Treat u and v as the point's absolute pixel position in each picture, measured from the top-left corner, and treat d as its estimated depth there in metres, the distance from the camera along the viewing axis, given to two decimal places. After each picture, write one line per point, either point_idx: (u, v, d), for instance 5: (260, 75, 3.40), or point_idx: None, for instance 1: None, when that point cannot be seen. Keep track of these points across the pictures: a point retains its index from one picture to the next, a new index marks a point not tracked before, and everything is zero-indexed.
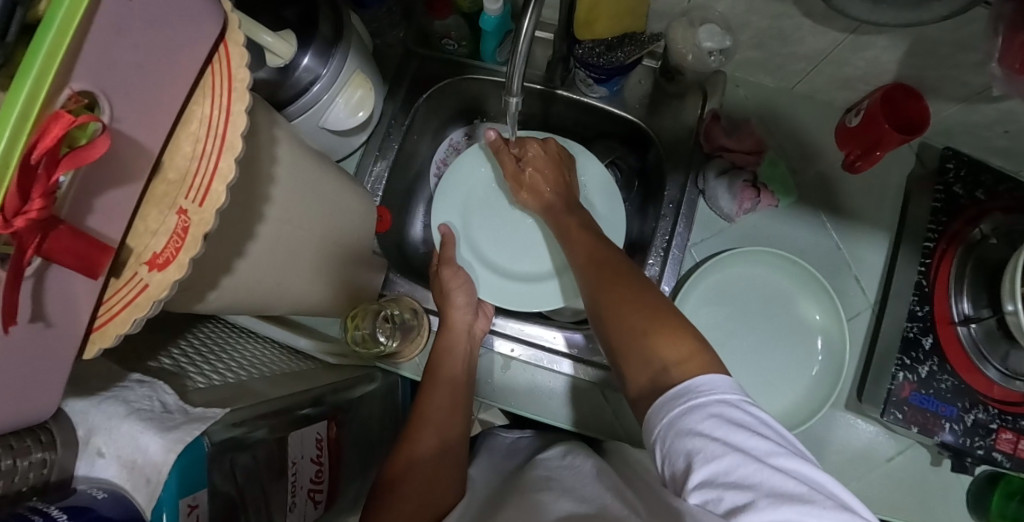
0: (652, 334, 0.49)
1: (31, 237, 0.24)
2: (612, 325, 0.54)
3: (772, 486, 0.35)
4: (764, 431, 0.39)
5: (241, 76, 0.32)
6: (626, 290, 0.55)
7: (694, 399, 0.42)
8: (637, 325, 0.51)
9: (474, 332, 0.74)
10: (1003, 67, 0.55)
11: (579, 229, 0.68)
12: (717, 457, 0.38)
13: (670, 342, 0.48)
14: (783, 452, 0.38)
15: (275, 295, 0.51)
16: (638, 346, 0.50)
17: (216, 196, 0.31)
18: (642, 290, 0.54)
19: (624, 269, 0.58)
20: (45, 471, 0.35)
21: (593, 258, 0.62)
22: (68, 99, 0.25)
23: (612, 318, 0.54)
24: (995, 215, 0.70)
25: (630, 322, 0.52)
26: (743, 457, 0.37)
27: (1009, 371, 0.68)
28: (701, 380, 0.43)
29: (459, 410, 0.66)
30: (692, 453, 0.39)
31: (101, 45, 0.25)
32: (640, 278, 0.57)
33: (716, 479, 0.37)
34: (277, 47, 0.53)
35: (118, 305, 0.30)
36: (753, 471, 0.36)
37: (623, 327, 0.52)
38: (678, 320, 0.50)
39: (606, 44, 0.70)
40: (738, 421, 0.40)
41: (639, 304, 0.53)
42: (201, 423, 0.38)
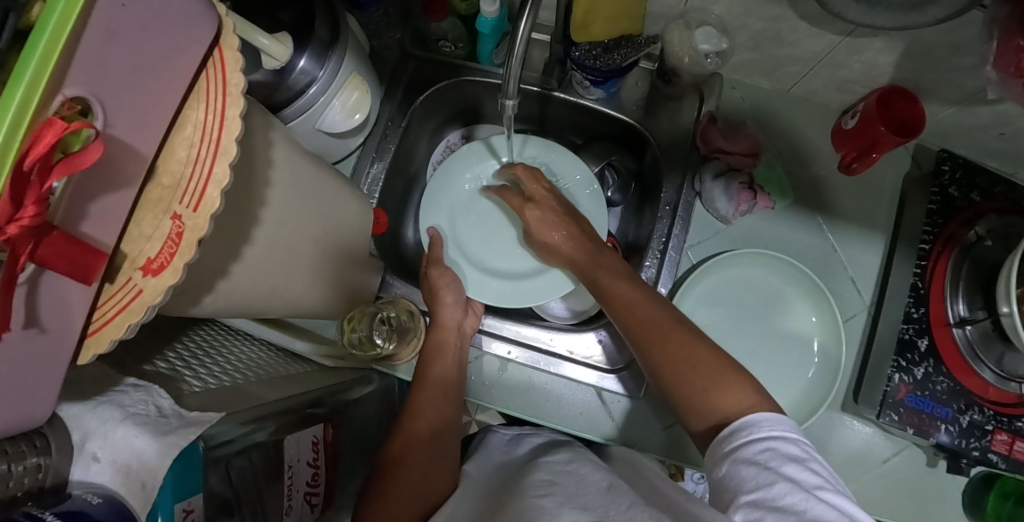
0: (709, 386, 0.51)
1: (25, 244, 0.24)
2: (666, 380, 0.55)
3: (816, 514, 0.37)
4: (816, 469, 0.41)
5: (236, 80, 0.32)
6: (675, 337, 0.56)
7: (751, 434, 0.45)
8: (694, 382, 0.52)
9: (464, 329, 0.74)
10: (998, 71, 0.55)
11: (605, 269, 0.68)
12: (767, 483, 0.40)
13: (727, 394, 0.50)
14: (831, 489, 0.40)
15: (271, 298, 0.51)
16: (698, 399, 0.52)
17: (211, 201, 0.31)
18: (690, 334, 0.56)
19: (666, 313, 0.59)
20: (40, 476, 0.34)
21: (626, 298, 0.63)
22: (61, 105, 0.25)
23: (665, 369, 0.55)
24: (990, 217, 0.70)
25: (686, 380, 0.53)
26: (791, 486, 0.40)
27: (1004, 372, 0.68)
28: (755, 419, 0.46)
29: (450, 400, 0.68)
30: (743, 478, 0.42)
31: (94, 50, 0.25)
32: (681, 320, 0.58)
33: (762, 502, 0.40)
34: (273, 49, 0.53)
35: (113, 311, 0.30)
36: (799, 499, 0.39)
37: (680, 384, 0.53)
38: (732, 368, 0.52)
39: (603, 46, 0.69)
40: (792, 455, 0.42)
41: (691, 353, 0.54)
42: (197, 428, 0.38)
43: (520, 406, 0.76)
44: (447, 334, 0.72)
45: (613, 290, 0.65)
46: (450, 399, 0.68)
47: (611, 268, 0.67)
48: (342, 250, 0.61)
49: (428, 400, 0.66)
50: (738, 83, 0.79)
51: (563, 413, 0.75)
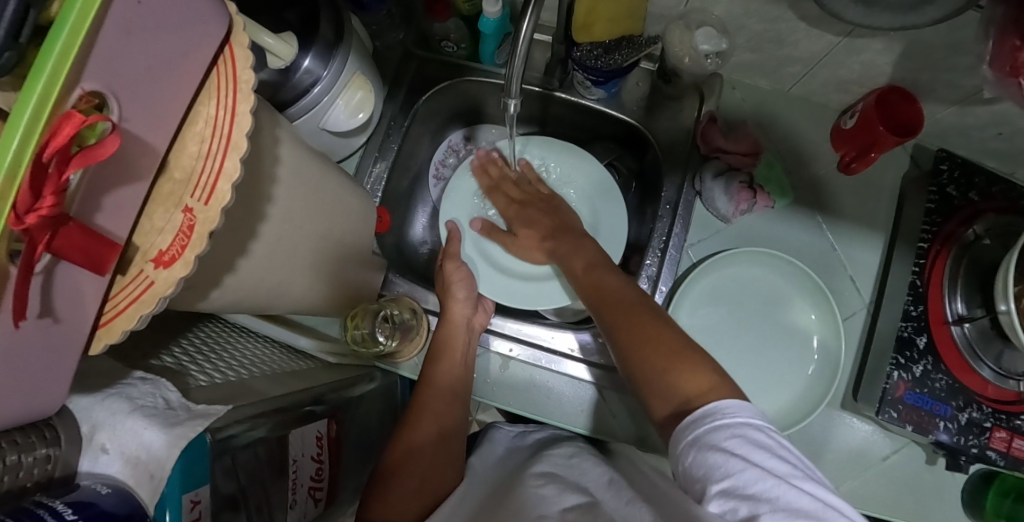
0: (670, 363, 0.52)
1: (42, 234, 0.24)
2: (630, 363, 0.56)
3: (788, 501, 0.38)
4: (783, 455, 0.42)
5: (246, 77, 0.33)
6: (647, 321, 0.57)
7: (714, 422, 0.45)
8: (657, 364, 0.53)
9: (473, 325, 0.75)
10: (994, 70, 0.56)
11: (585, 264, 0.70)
12: (738, 471, 0.40)
13: (689, 374, 0.50)
14: (800, 474, 0.41)
15: (277, 295, 0.52)
16: (656, 375, 0.52)
17: (222, 194, 0.31)
18: (663, 321, 0.57)
19: (643, 302, 0.60)
20: (49, 466, 0.35)
21: (606, 290, 0.64)
22: (79, 98, 0.25)
23: (629, 348, 0.56)
24: (988, 216, 0.71)
25: (649, 362, 0.53)
26: (763, 473, 0.40)
27: (1003, 370, 0.69)
28: (724, 405, 0.46)
29: (455, 399, 0.68)
30: (711, 466, 0.42)
31: (111, 45, 0.26)
32: (657, 309, 0.59)
33: (734, 490, 0.40)
34: (279, 49, 0.54)
35: (124, 302, 0.31)
36: (771, 485, 0.39)
37: (643, 367, 0.54)
38: (695, 352, 0.52)
39: (604, 47, 0.70)
40: (760, 442, 0.42)
41: (659, 336, 0.55)
42: (204, 421, 0.39)
43: (523, 404, 0.76)
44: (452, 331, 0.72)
45: (598, 282, 0.66)
46: (458, 396, 0.68)
47: (592, 264, 0.69)
48: (346, 245, 0.61)
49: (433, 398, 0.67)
50: (738, 84, 0.80)
51: (564, 411, 0.76)
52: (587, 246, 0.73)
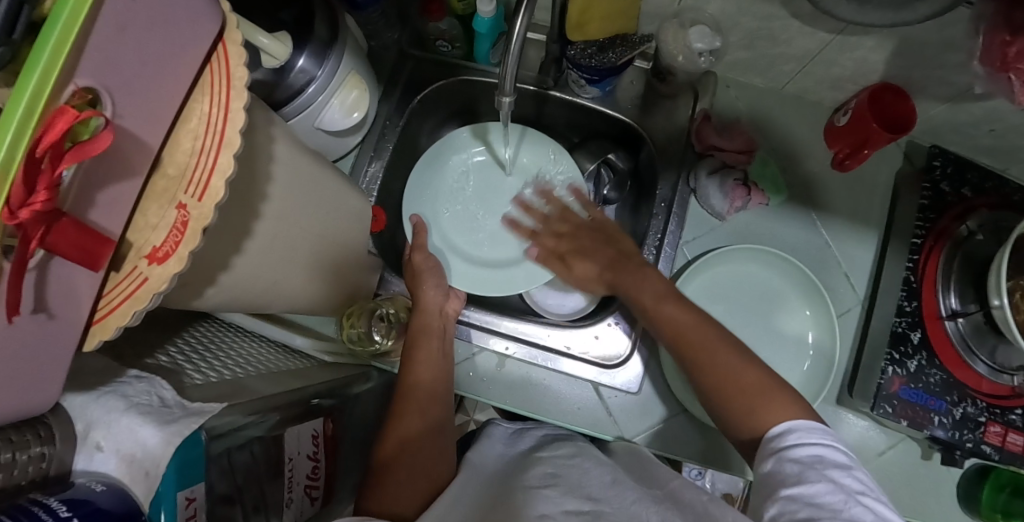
0: (762, 400, 0.53)
1: (36, 229, 0.24)
2: (719, 406, 0.56)
3: (853, 515, 0.41)
4: (860, 477, 0.45)
5: (240, 74, 0.33)
6: (724, 355, 0.57)
7: (793, 437, 0.48)
8: (745, 403, 0.53)
9: (446, 314, 0.75)
10: (985, 66, 0.56)
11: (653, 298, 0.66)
12: (810, 481, 0.44)
13: (777, 408, 0.52)
14: (870, 495, 0.43)
15: (272, 293, 0.52)
16: (748, 414, 0.53)
17: (216, 190, 0.31)
18: (738, 350, 0.57)
19: (716, 329, 0.60)
20: (44, 465, 0.35)
21: (672, 315, 0.63)
22: (73, 94, 0.25)
23: (714, 384, 0.56)
24: (982, 212, 0.71)
25: (738, 403, 0.54)
26: (834, 487, 0.43)
27: (997, 364, 0.69)
28: (803, 425, 0.49)
29: (438, 396, 0.67)
30: (786, 474, 0.45)
31: (106, 41, 0.26)
32: (729, 335, 0.59)
33: (801, 497, 0.43)
34: (273, 49, 0.55)
35: (119, 298, 0.31)
36: (840, 499, 0.42)
37: (731, 409, 0.54)
38: (781, 391, 0.53)
39: (598, 45, 0.70)
40: (836, 462, 0.45)
41: (743, 369, 0.55)
42: (199, 418, 0.39)
43: (518, 402, 0.76)
44: (432, 318, 0.72)
45: (659, 306, 0.65)
46: (439, 392, 0.67)
47: (655, 295, 0.66)
48: (338, 249, 0.61)
49: (415, 395, 0.66)
50: (732, 82, 0.80)
51: (563, 409, 0.76)
52: (649, 277, 0.69)
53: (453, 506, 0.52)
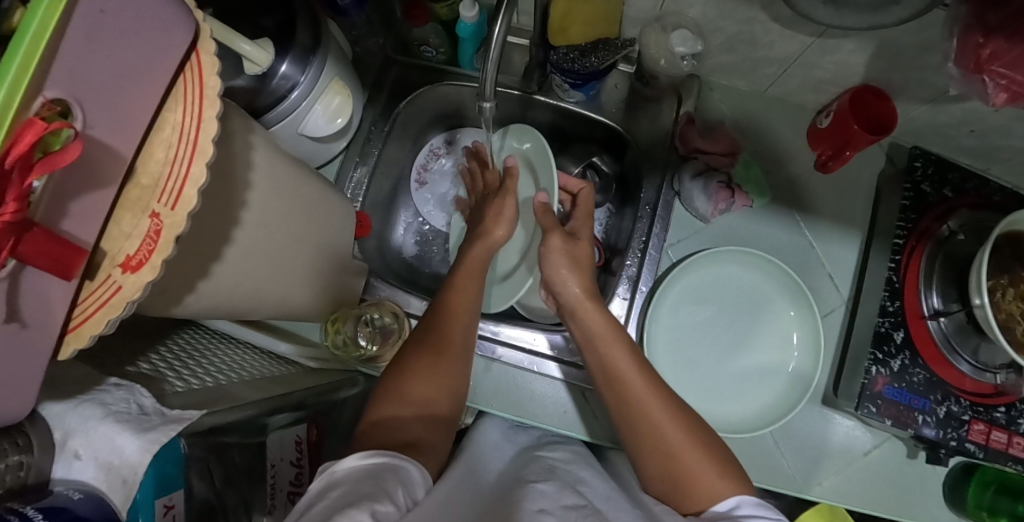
0: (708, 480, 0.53)
1: (6, 240, 0.25)
2: (664, 469, 0.55)
3: None
4: None
5: (212, 84, 0.33)
6: (675, 428, 0.56)
7: (746, 510, 0.50)
8: (702, 465, 0.53)
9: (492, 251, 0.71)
10: (958, 67, 0.57)
11: (606, 324, 0.64)
12: None
13: (719, 480, 0.53)
14: None
15: (255, 299, 0.52)
16: (695, 488, 0.53)
17: (189, 199, 0.32)
18: (692, 424, 0.57)
19: (667, 394, 0.58)
20: (22, 473, 0.36)
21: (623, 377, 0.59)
22: (42, 106, 0.26)
23: (658, 453, 0.55)
24: (962, 212, 0.72)
25: (698, 463, 0.54)
26: None
27: (980, 363, 0.70)
28: (751, 501, 0.51)
29: (460, 343, 0.61)
30: None
31: (75, 52, 0.27)
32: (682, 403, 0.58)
33: None
34: (255, 55, 0.54)
35: (93, 307, 0.31)
36: None
37: (681, 471, 0.54)
38: (729, 462, 0.55)
39: (580, 50, 0.71)
40: None
41: (694, 443, 0.55)
42: (179, 425, 0.39)
43: (506, 405, 0.76)
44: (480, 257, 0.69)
45: (612, 363, 0.60)
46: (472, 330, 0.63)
47: (606, 331, 0.63)
48: (313, 254, 0.59)
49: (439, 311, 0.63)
50: (715, 85, 0.81)
51: (551, 413, 0.76)
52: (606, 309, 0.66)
53: (462, 490, 0.50)
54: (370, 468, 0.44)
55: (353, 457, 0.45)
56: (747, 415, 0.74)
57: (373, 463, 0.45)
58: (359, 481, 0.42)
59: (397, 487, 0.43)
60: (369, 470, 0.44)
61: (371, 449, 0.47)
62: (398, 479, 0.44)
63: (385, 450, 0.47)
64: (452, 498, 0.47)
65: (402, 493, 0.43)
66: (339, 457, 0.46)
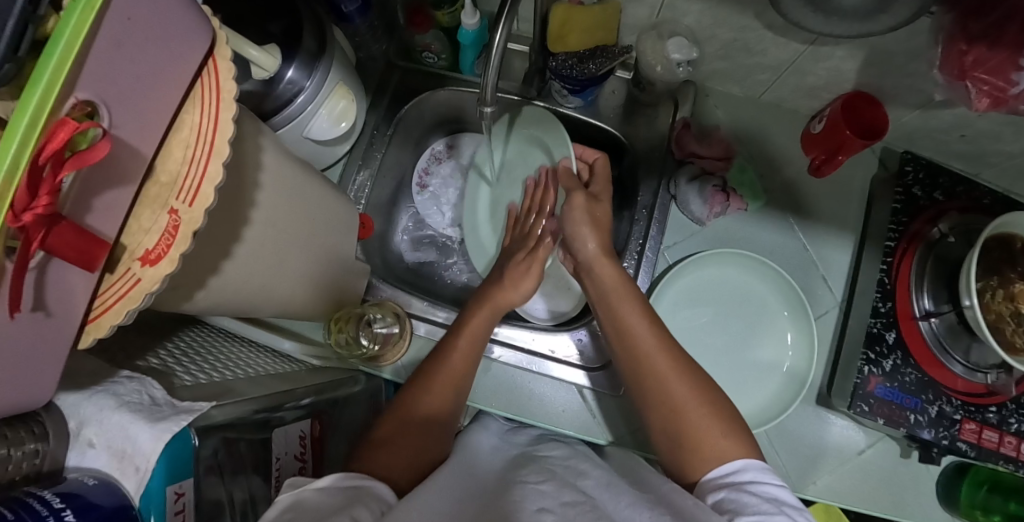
0: (711, 433, 0.54)
1: (37, 231, 0.27)
2: (671, 428, 0.56)
3: None
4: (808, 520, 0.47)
5: (229, 88, 0.35)
6: (682, 382, 0.57)
7: (751, 473, 0.50)
8: (707, 424, 0.54)
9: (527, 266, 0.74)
10: (943, 74, 0.59)
11: (619, 284, 0.66)
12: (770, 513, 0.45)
13: (724, 442, 0.53)
14: None
15: (261, 297, 0.54)
16: (701, 447, 0.54)
17: (206, 196, 0.33)
18: (700, 381, 0.58)
19: (676, 352, 0.59)
20: (37, 461, 0.37)
21: (633, 334, 0.61)
22: (73, 107, 0.28)
23: (664, 408, 0.57)
24: (952, 215, 0.74)
25: (704, 422, 0.55)
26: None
27: (971, 364, 0.71)
28: (757, 466, 0.51)
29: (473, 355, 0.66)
30: (744, 503, 0.47)
31: (104, 55, 0.28)
32: (692, 362, 0.59)
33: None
34: (264, 61, 0.57)
35: (113, 298, 0.33)
36: None
37: (688, 430, 0.55)
38: (737, 421, 0.55)
39: (579, 56, 0.73)
40: (789, 501, 0.48)
41: (701, 398, 0.56)
42: (190, 415, 0.40)
43: (505, 405, 0.78)
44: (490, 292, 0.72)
45: (623, 320, 0.62)
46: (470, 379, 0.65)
47: (620, 292, 0.65)
48: (325, 235, 0.61)
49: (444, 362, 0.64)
50: (711, 91, 0.83)
51: (549, 412, 0.77)
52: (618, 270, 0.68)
53: (449, 490, 0.51)
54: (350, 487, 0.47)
55: (330, 478, 0.47)
56: (742, 415, 0.75)
57: (353, 484, 0.47)
58: (339, 499, 0.44)
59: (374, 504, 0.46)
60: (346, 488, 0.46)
61: (345, 473, 0.50)
62: (372, 497, 0.47)
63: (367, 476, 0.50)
64: (444, 501, 0.48)
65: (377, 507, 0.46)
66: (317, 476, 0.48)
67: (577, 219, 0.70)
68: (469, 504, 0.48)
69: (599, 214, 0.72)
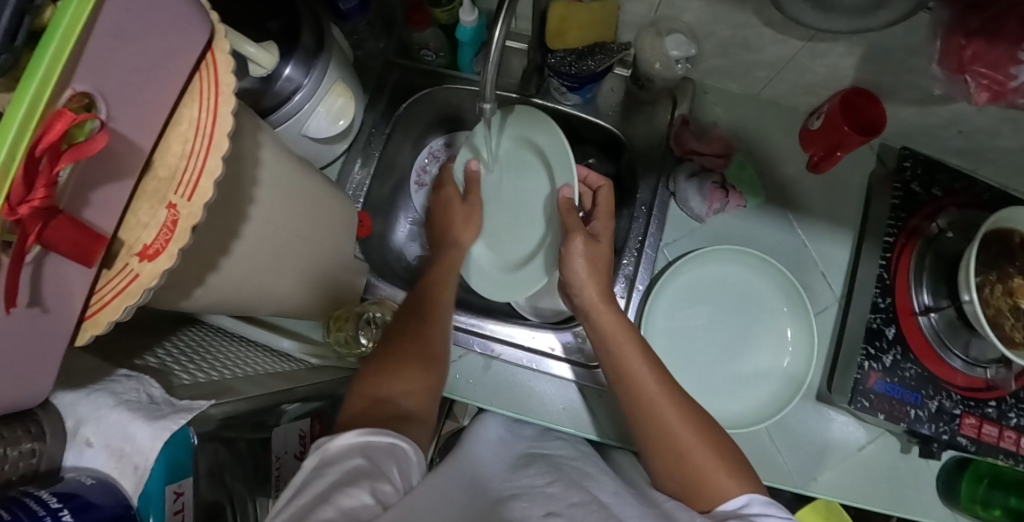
0: (717, 477, 0.54)
1: (34, 224, 0.26)
2: (675, 470, 0.56)
3: None
4: None
5: (227, 81, 0.34)
6: (686, 426, 0.57)
7: (757, 508, 0.51)
8: (712, 466, 0.54)
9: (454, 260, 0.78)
10: (942, 68, 0.59)
11: (619, 327, 0.65)
12: None
13: (729, 481, 0.53)
14: None
15: (260, 294, 0.53)
16: (705, 487, 0.53)
17: (205, 190, 0.33)
18: (705, 426, 0.58)
19: (680, 397, 0.59)
20: (34, 460, 0.37)
21: (637, 380, 0.60)
22: (70, 98, 0.27)
23: (667, 452, 0.56)
24: (950, 211, 0.74)
25: (709, 464, 0.54)
26: None
27: (970, 358, 0.72)
28: (762, 500, 0.52)
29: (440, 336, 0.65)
30: None
31: (101, 48, 0.28)
32: (697, 408, 0.59)
33: None
34: (261, 58, 0.56)
35: (110, 294, 0.32)
36: None
37: (693, 472, 0.55)
38: (739, 461, 0.56)
39: (577, 53, 0.73)
40: None
41: (706, 444, 0.56)
42: (188, 414, 0.39)
43: (506, 403, 0.77)
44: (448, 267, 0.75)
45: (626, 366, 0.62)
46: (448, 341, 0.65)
47: (621, 334, 0.64)
48: (319, 252, 0.61)
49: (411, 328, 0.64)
50: (709, 88, 0.83)
51: (550, 410, 0.77)
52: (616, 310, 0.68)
53: (452, 477, 0.50)
54: (366, 447, 0.43)
55: (351, 434, 0.44)
56: (743, 412, 0.75)
57: (371, 442, 0.44)
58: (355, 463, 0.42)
59: (393, 466, 0.43)
60: (361, 450, 0.43)
61: (364, 427, 0.46)
62: (392, 460, 0.44)
63: (388, 430, 0.47)
64: (441, 487, 0.46)
65: (398, 477, 0.43)
66: (335, 433, 0.45)
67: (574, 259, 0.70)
68: (470, 495, 0.47)
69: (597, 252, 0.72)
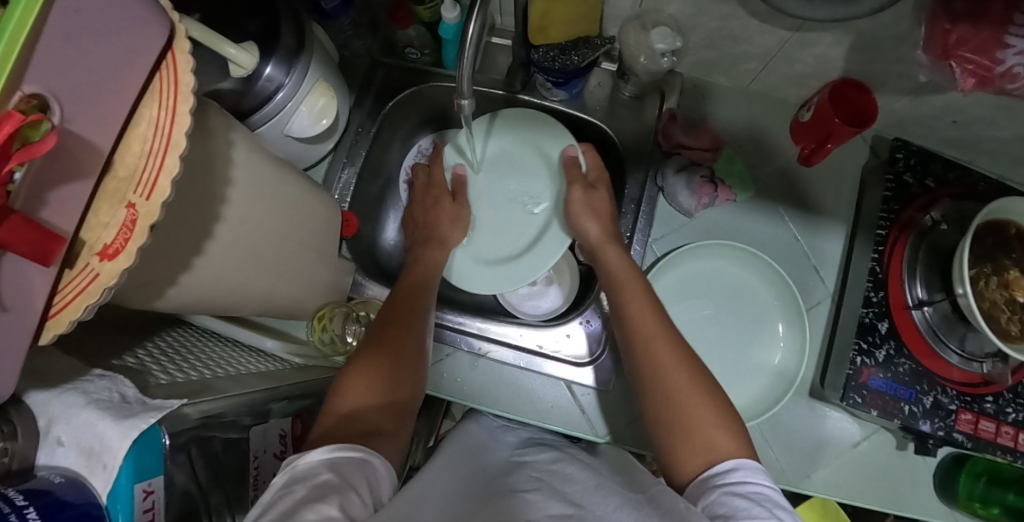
0: (700, 410, 0.55)
1: None
2: (669, 421, 0.56)
3: None
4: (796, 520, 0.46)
5: (186, 80, 0.34)
6: (681, 373, 0.58)
7: (742, 474, 0.49)
8: (705, 415, 0.54)
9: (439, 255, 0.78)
10: (928, 55, 0.57)
11: (624, 269, 0.70)
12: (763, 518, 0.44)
13: (721, 436, 0.53)
14: None
15: (238, 295, 0.53)
16: (697, 440, 0.53)
17: (163, 190, 0.33)
18: (693, 366, 0.59)
19: (676, 337, 0.62)
20: (4, 459, 0.37)
21: (637, 316, 0.64)
22: (20, 100, 0.27)
23: (656, 393, 0.58)
24: (945, 202, 0.72)
25: (700, 413, 0.55)
26: None
27: (966, 353, 0.70)
28: (749, 465, 0.50)
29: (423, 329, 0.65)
30: (737, 506, 0.45)
31: (52, 51, 0.28)
32: (691, 351, 0.60)
33: None
34: (242, 58, 0.55)
35: (72, 294, 0.33)
36: None
37: (685, 422, 0.55)
38: (735, 418, 0.55)
39: (561, 48, 0.73)
40: (778, 501, 0.47)
41: (695, 386, 0.57)
42: (159, 413, 0.40)
43: (495, 402, 0.77)
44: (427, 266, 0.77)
45: (627, 308, 0.65)
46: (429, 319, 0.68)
47: (627, 278, 0.69)
48: (304, 249, 0.61)
49: (411, 304, 0.69)
50: (699, 82, 0.82)
51: (539, 408, 0.77)
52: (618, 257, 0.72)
53: (435, 492, 0.50)
54: (335, 462, 0.43)
55: (320, 451, 0.44)
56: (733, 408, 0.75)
57: (340, 458, 0.44)
58: (327, 475, 0.42)
59: (363, 482, 0.43)
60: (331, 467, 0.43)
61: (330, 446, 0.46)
62: (361, 473, 0.44)
63: (357, 446, 0.47)
64: (421, 505, 0.45)
65: (368, 490, 0.43)
66: (303, 451, 0.45)
67: (576, 211, 0.76)
68: (451, 512, 0.46)
69: (597, 203, 0.77)
